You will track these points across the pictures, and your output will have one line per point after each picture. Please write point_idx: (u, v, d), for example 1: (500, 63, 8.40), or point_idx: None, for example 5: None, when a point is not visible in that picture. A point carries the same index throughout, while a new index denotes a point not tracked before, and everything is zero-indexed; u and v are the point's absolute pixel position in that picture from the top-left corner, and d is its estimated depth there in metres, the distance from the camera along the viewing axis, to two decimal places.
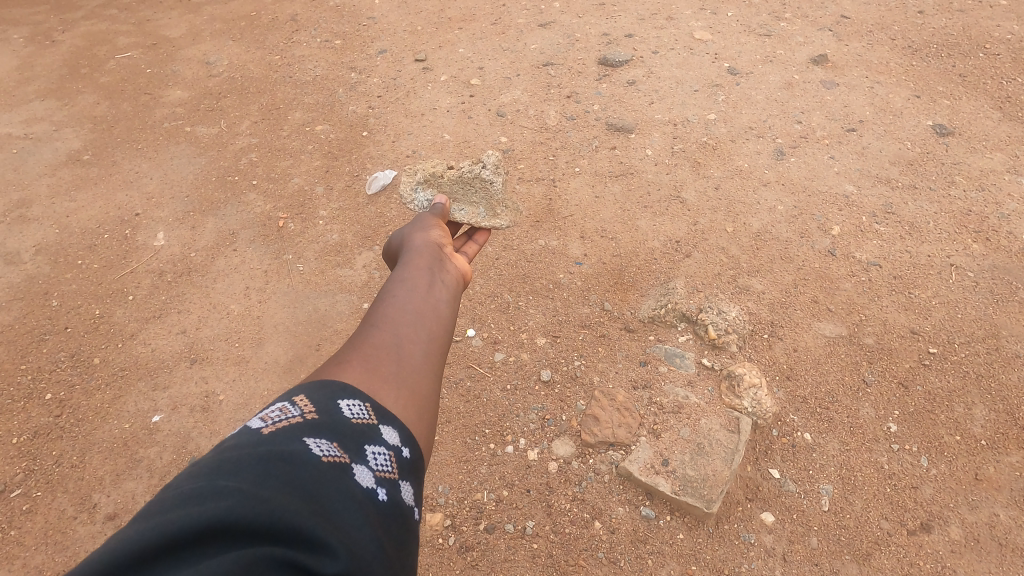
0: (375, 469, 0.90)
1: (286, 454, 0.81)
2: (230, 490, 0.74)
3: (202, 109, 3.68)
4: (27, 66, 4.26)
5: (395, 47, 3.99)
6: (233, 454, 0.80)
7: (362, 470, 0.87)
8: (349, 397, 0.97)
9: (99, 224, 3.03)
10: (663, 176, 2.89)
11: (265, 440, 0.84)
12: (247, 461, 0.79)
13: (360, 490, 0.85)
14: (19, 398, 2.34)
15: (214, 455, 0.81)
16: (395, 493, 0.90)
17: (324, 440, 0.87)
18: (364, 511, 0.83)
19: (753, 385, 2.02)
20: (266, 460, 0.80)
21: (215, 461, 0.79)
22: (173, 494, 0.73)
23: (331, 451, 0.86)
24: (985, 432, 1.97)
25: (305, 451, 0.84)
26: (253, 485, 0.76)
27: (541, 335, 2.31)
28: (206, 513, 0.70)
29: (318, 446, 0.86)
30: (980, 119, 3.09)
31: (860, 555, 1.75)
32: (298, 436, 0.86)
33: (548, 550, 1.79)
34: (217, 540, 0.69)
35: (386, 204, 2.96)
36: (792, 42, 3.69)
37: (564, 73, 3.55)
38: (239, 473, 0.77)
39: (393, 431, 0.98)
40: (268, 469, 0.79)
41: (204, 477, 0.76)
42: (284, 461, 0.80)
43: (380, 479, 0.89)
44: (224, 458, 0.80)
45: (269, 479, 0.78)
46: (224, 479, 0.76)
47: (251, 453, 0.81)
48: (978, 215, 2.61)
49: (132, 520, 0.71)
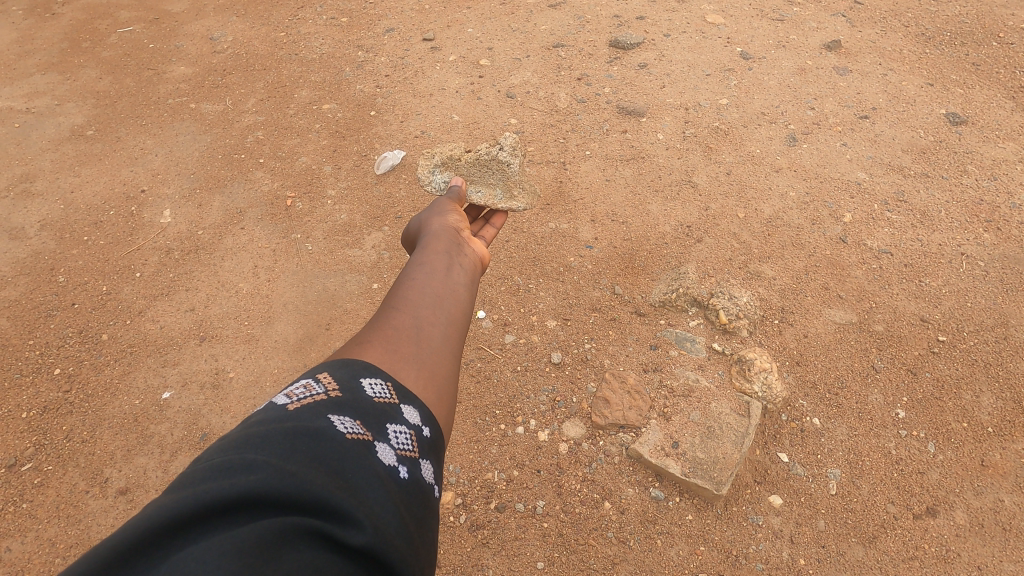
0: (397, 447, 0.89)
1: (312, 430, 0.81)
2: (260, 462, 0.72)
3: (207, 86, 3.63)
4: (27, 39, 4.19)
5: (403, 26, 3.94)
6: (260, 429, 0.80)
7: (384, 448, 0.87)
8: (371, 377, 0.98)
9: (105, 200, 3.01)
10: (674, 161, 2.87)
11: (291, 416, 0.83)
12: (275, 437, 0.78)
13: (382, 467, 0.84)
14: (28, 372, 2.33)
15: (242, 430, 0.81)
16: (415, 470, 0.89)
17: (347, 418, 0.87)
18: (387, 487, 0.81)
19: (764, 370, 2.04)
20: (293, 435, 0.79)
21: (242, 436, 0.79)
22: (202, 466, 0.72)
23: (355, 429, 0.85)
24: (992, 419, 1.99)
25: (330, 428, 0.83)
26: (281, 459, 0.74)
27: (552, 318, 2.32)
28: (237, 484, 0.68)
29: (342, 424, 0.85)
30: (994, 108, 3.08)
31: (867, 537, 1.77)
32: (323, 413, 0.85)
33: (558, 529, 1.81)
34: (248, 510, 0.68)
35: (395, 184, 2.94)
36: (805, 28, 3.66)
37: (574, 55, 3.51)
38: (266, 445, 0.76)
39: (414, 410, 0.98)
40: (295, 442, 0.78)
41: (233, 450, 0.75)
42: (310, 436, 0.79)
43: (401, 457, 0.88)
44: (251, 432, 0.79)
45: (296, 452, 0.76)
46: (252, 451, 0.74)
47: (278, 428, 0.80)
48: (989, 205, 2.61)
49: (165, 493, 0.70)
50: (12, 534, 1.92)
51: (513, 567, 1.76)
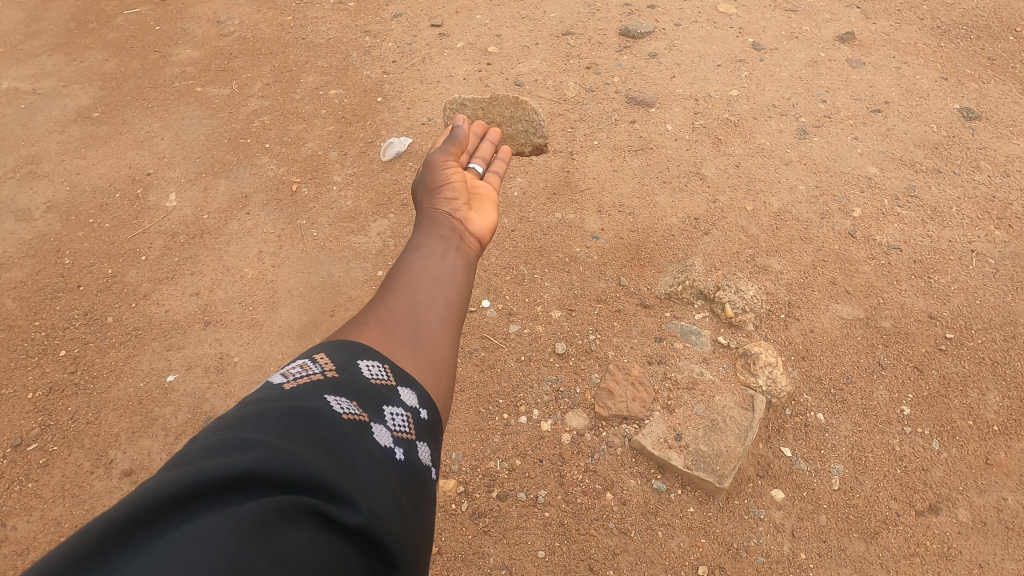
0: (393, 430, 0.88)
1: (309, 409, 0.80)
2: (257, 441, 0.72)
3: (213, 69, 3.61)
4: (33, 19, 4.16)
5: (411, 11, 3.89)
6: (256, 408, 0.78)
7: (380, 430, 0.86)
8: (368, 358, 0.97)
9: (110, 183, 3.00)
10: (682, 152, 2.85)
11: (287, 395, 0.82)
12: (271, 416, 0.77)
13: (379, 448, 0.83)
14: (33, 353, 2.35)
15: (238, 409, 0.80)
16: (412, 453, 0.89)
17: (345, 399, 0.86)
18: (384, 469, 0.80)
19: (769, 364, 2.02)
20: (289, 415, 0.78)
21: (238, 415, 0.78)
22: (199, 444, 0.72)
23: (352, 410, 0.84)
24: (998, 417, 1.97)
25: (326, 408, 0.82)
26: (277, 438, 0.73)
27: (556, 309, 2.31)
28: (234, 462, 0.67)
29: (339, 404, 0.84)
30: (1008, 104, 3.03)
31: (868, 533, 1.77)
32: (320, 392, 0.85)
33: (559, 519, 1.82)
34: (244, 488, 0.67)
35: (401, 170, 2.92)
36: (819, 19, 3.60)
37: (584, 43, 3.47)
38: (263, 425, 0.75)
39: (411, 393, 0.97)
40: (292, 422, 0.77)
41: (230, 429, 0.74)
42: (307, 416, 0.79)
43: (398, 439, 0.87)
44: (248, 412, 0.78)
45: (294, 432, 0.76)
46: (248, 430, 0.74)
47: (274, 407, 0.79)
48: (1001, 202, 2.58)
49: (160, 471, 0.69)
50: (17, 513, 1.94)
51: (514, 556, 1.76)
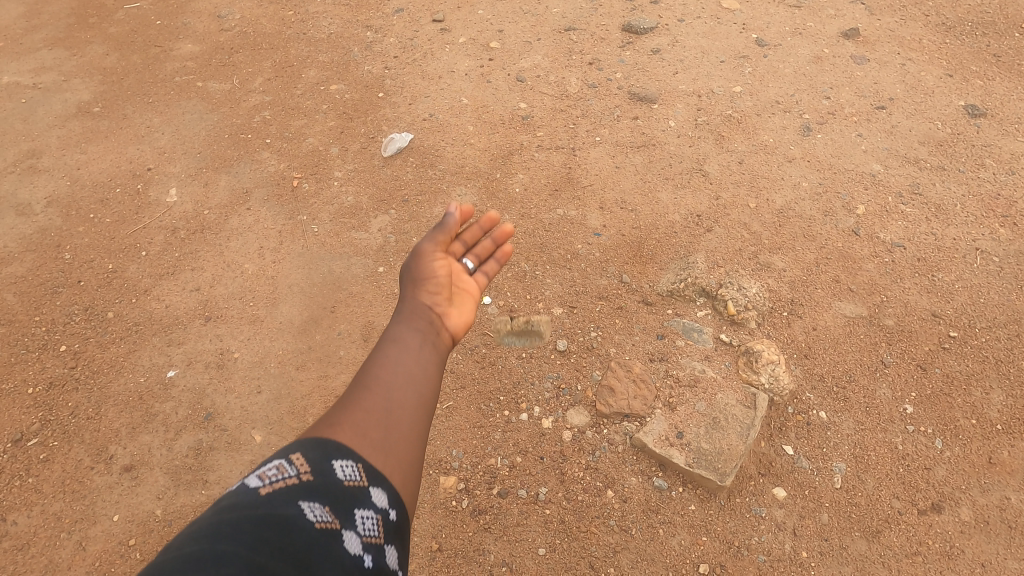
0: (364, 534, 0.87)
1: (283, 519, 0.80)
2: (229, 557, 0.73)
3: (214, 64, 3.59)
4: (33, 14, 4.15)
5: (412, 6, 3.87)
6: (231, 516, 0.78)
7: (351, 535, 0.85)
8: (342, 458, 0.94)
9: (111, 177, 2.99)
10: (685, 149, 2.83)
11: (263, 500, 0.82)
12: (245, 526, 0.77)
13: (349, 557, 0.83)
14: (33, 348, 2.34)
15: (213, 513, 0.80)
16: (382, 558, 0.88)
17: (319, 503, 0.85)
18: None
19: (772, 361, 2.02)
20: (263, 523, 0.78)
21: (213, 520, 0.78)
22: (172, 554, 0.73)
23: (325, 516, 0.84)
24: (1001, 417, 1.96)
25: (299, 516, 0.82)
26: (249, 551, 0.75)
27: (558, 305, 2.30)
28: None
29: (312, 510, 0.83)
30: (1014, 100, 3.01)
31: (870, 532, 1.76)
32: (294, 498, 0.84)
33: (560, 516, 1.81)
34: None
35: (402, 166, 2.91)
36: (823, 15, 3.57)
37: (587, 39, 3.45)
38: (237, 535, 0.76)
39: (383, 492, 0.94)
40: (265, 533, 0.77)
41: (203, 539, 0.75)
42: (281, 526, 0.79)
43: (368, 545, 0.87)
44: (222, 519, 0.78)
45: (265, 544, 0.76)
46: (222, 541, 0.75)
47: (249, 515, 0.79)
48: (1006, 200, 2.56)
49: None
50: (18, 508, 1.94)
51: (514, 553, 1.76)
